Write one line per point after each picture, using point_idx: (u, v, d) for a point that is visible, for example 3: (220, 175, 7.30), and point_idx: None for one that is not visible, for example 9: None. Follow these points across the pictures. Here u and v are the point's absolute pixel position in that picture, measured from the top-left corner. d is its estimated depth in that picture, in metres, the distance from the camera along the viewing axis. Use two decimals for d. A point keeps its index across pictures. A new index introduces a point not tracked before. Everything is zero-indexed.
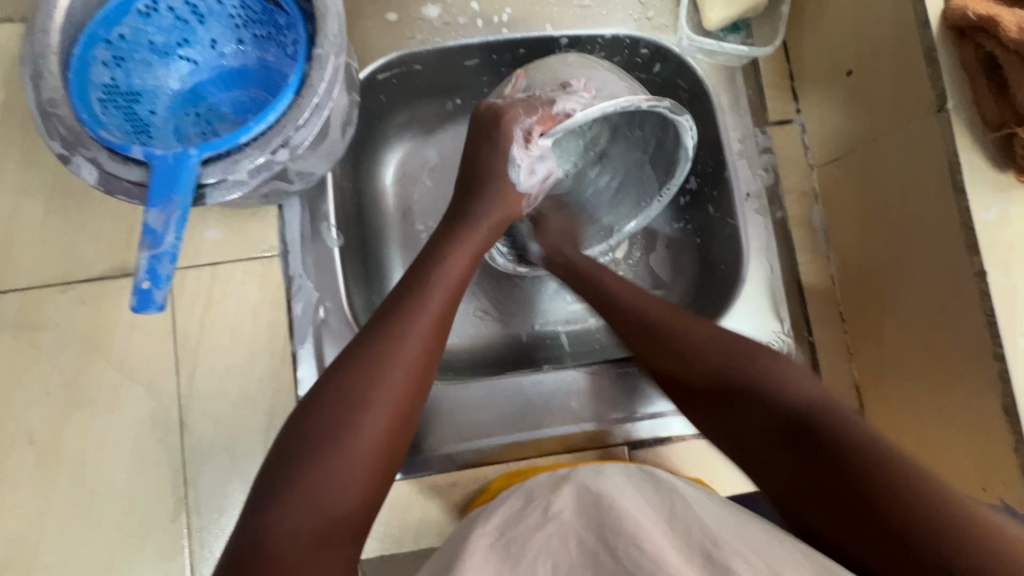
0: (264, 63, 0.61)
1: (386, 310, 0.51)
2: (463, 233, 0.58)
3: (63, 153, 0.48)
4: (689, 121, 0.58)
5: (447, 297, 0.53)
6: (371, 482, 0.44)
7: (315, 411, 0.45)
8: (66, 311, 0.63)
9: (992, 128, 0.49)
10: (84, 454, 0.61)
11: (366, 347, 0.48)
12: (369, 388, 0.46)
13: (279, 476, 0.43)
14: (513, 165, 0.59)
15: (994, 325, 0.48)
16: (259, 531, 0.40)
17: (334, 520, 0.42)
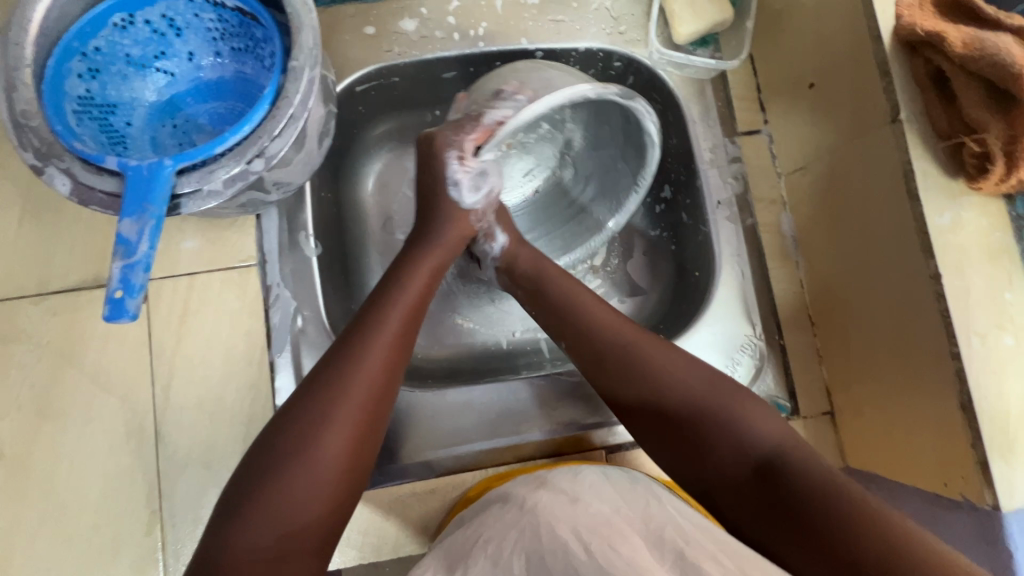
0: (242, 76, 0.63)
1: (348, 329, 0.51)
2: (424, 248, 0.59)
3: (36, 164, 0.48)
4: (655, 121, 0.59)
5: (408, 314, 0.54)
6: (331, 500, 0.44)
7: (275, 434, 0.45)
8: (38, 322, 0.62)
9: (942, 137, 0.52)
10: (56, 467, 0.60)
11: (328, 367, 0.48)
12: (329, 408, 0.46)
13: (241, 495, 0.43)
14: (453, 184, 0.60)
15: (950, 325, 0.50)
16: (218, 558, 0.41)
17: (295, 541, 0.42)
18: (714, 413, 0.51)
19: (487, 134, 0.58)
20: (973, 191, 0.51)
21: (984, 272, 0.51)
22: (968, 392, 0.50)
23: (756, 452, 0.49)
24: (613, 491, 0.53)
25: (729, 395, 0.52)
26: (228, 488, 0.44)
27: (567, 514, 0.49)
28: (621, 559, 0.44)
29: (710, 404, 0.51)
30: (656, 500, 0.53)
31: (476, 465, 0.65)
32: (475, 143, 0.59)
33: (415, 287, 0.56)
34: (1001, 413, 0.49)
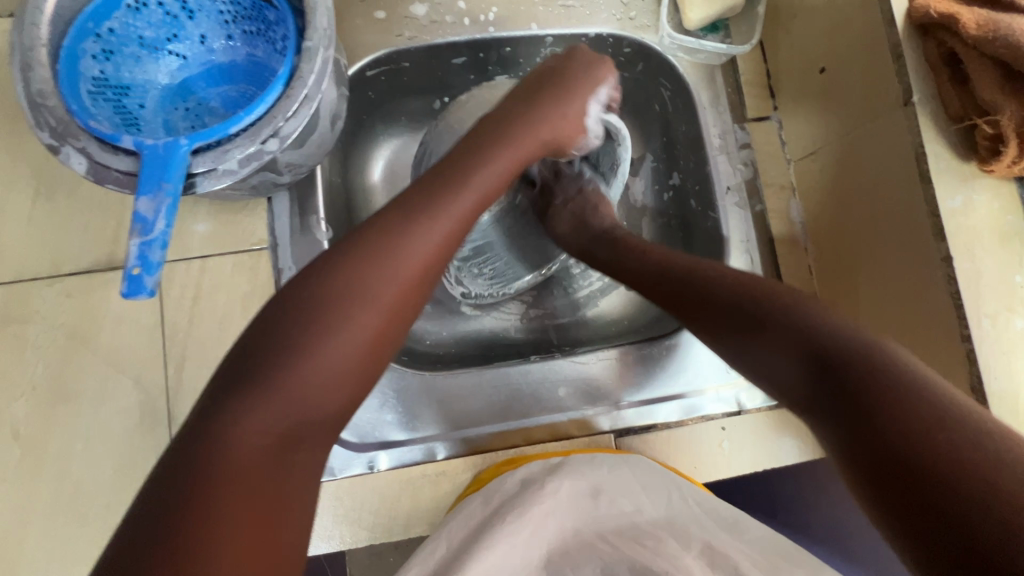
0: (253, 59, 0.62)
1: (402, 198, 0.50)
2: (493, 143, 0.56)
3: (52, 143, 0.49)
4: (627, 148, 0.65)
5: (473, 206, 0.52)
6: (347, 392, 0.45)
7: (309, 288, 0.45)
8: (51, 304, 0.63)
9: (955, 120, 0.52)
10: (70, 447, 0.61)
11: (368, 253, 0.46)
12: (369, 287, 0.46)
13: (268, 356, 0.43)
14: (589, 116, 0.63)
15: (960, 307, 0.51)
16: (223, 424, 0.40)
17: (306, 422, 0.43)
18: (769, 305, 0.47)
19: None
20: (985, 175, 0.52)
21: (996, 255, 0.51)
22: (979, 374, 0.50)
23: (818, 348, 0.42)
24: (634, 475, 0.56)
25: (789, 289, 0.48)
26: (257, 341, 0.44)
27: (593, 515, 0.56)
28: (648, 549, 0.54)
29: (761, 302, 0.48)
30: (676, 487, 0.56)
31: (485, 449, 0.65)
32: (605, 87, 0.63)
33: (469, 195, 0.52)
34: (1011, 394, 0.49)
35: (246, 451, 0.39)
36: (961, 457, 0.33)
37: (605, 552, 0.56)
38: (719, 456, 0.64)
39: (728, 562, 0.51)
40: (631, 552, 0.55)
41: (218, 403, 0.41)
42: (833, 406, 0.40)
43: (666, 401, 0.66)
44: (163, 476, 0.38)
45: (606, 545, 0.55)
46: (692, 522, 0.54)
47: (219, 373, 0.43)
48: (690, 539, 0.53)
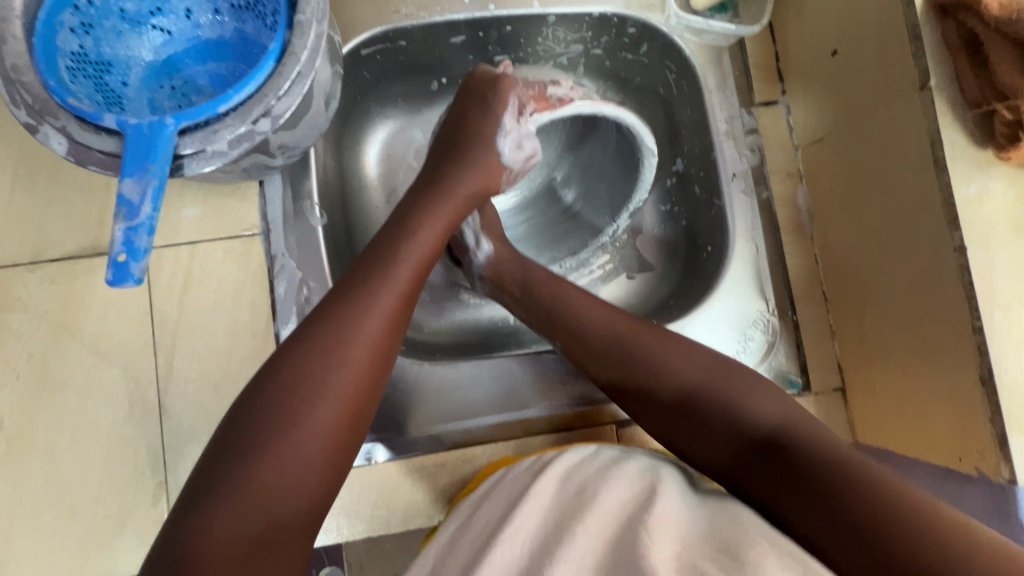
0: (243, 35, 0.59)
1: (346, 282, 0.49)
2: (436, 208, 0.56)
3: (30, 122, 0.46)
4: (655, 157, 0.68)
5: (413, 276, 0.51)
6: (319, 483, 0.43)
7: (257, 392, 0.43)
8: (33, 292, 0.60)
9: (972, 106, 0.50)
10: (57, 438, 0.59)
11: (316, 337, 0.45)
12: (324, 375, 0.44)
13: (221, 465, 0.40)
14: (503, 135, 0.62)
15: (972, 298, 0.50)
16: (188, 541, 0.38)
17: (278, 525, 0.40)
18: (724, 397, 0.52)
19: (547, 104, 0.64)
20: (1002, 162, 0.50)
21: (1011, 246, 0.50)
22: (990, 366, 0.49)
23: (753, 433, 0.49)
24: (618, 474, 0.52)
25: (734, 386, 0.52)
26: (209, 450, 0.42)
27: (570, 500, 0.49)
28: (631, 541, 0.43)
29: (716, 395, 0.52)
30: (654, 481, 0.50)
31: (486, 440, 0.64)
32: (530, 103, 0.64)
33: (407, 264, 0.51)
34: (1020, 387, 0.49)
35: (216, 568, 0.37)
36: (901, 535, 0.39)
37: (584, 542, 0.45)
38: None
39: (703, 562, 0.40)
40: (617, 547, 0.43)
41: (185, 516, 0.39)
42: (778, 473, 0.47)
43: None
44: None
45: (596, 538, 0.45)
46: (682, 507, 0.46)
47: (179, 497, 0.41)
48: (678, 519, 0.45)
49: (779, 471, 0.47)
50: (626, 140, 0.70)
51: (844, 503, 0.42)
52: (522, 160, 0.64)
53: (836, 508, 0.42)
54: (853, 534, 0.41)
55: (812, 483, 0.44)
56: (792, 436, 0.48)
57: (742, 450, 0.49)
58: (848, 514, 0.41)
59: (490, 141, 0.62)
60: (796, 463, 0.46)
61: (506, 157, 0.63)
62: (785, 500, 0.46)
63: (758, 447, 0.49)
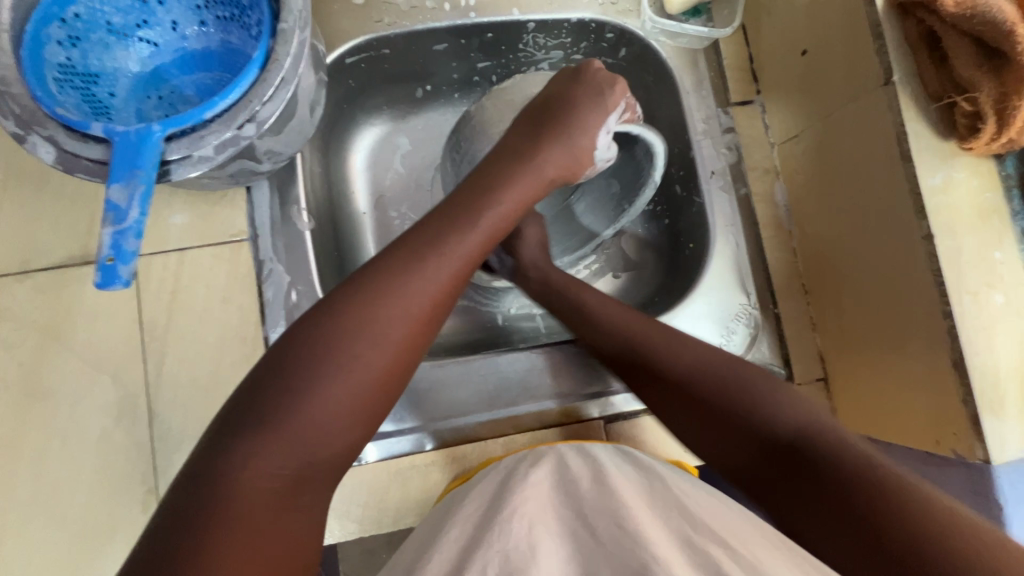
0: (228, 46, 0.61)
1: (412, 237, 0.50)
2: (515, 176, 0.57)
3: (18, 132, 0.47)
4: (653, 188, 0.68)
5: (483, 242, 0.53)
6: (359, 426, 0.45)
7: (316, 326, 0.45)
8: (22, 301, 0.61)
9: (934, 99, 0.52)
10: (46, 447, 0.59)
11: (378, 286, 0.47)
12: (381, 324, 0.46)
13: (275, 390, 0.43)
14: (605, 130, 0.63)
15: (942, 285, 0.51)
16: (232, 464, 0.40)
17: (316, 461, 0.43)
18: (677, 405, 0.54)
19: (634, 118, 0.66)
20: (963, 153, 0.52)
21: (975, 233, 0.52)
22: (961, 349, 0.50)
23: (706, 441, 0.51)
24: (621, 468, 0.54)
25: (749, 372, 0.52)
26: (260, 375, 0.44)
27: (575, 499, 0.49)
28: (629, 537, 0.44)
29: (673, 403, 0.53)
30: (660, 481, 0.52)
31: (475, 439, 0.65)
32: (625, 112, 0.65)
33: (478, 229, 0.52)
34: (990, 369, 0.50)
35: (254, 494, 0.40)
36: (901, 516, 0.37)
37: (583, 543, 0.45)
38: None
39: (710, 554, 0.41)
40: (615, 546, 0.44)
41: (233, 437, 0.41)
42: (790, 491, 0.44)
43: None
44: (158, 533, 0.37)
45: (587, 531, 0.46)
46: (672, 511, 0.47)
47: (226, 411, 0.43)
48: (670, 524, 0.45)
49: (789, 473, 0.45)
50: (626, 165, 0.70)
51: (849, 494, 0.40)
52: (605, 160, 0.65)
53: (820, 474, 0.43)
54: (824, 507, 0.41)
55: (813, 461, 0.44)
56: (815, 445, 0.45)
57: (755, 449, 0.48)
58: (841, 480, 0.41)
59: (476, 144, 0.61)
60: (813, 469, 0.44)
61: (598, 152, 0.64)
62: (798, 520, 0.43)
63: (767, 450, 0.47)
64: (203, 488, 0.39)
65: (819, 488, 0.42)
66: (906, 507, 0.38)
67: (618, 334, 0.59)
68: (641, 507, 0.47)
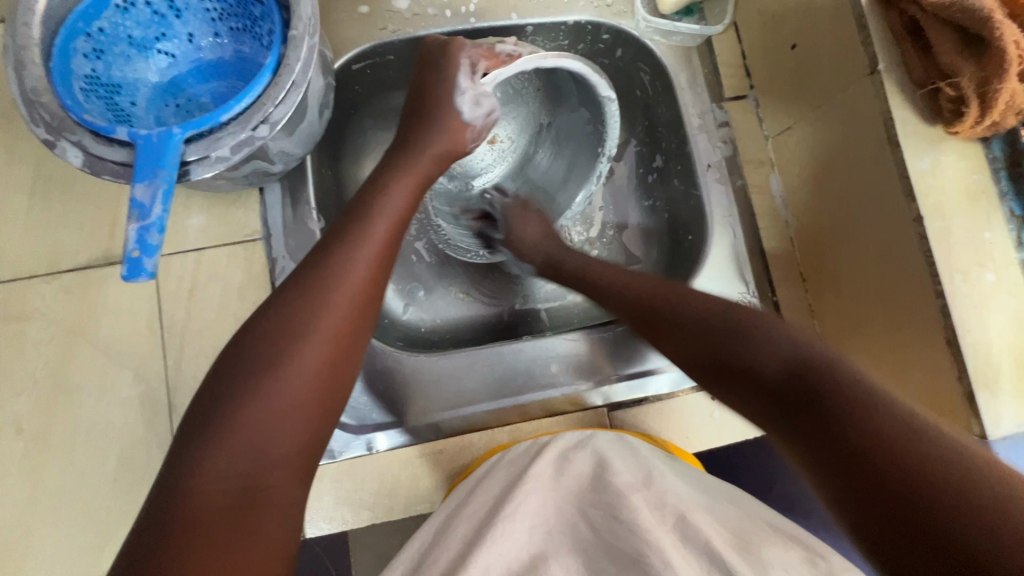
0: (241, 55, 0.64)
1: (328, 238, 0.52)
2: (417, 173, 0.60)
3: (49, 138, 0.50)
4: (613, 101, 0.64)
5: (391, 230, 0.54)
6: (306, 423, 0.45)
7: (245, 339, 0.46)
8: (50, 301, 0.64)
9: (919, 86, 0.54)
10: (72, 440, 0.62)
11: (303, 285, 0.48)
12: (306, 324, 0.47)
13: (217, 401, 0.44)
14: (461, 95, 0.63)
15: (932, 265, 0.53)
16: (181, 481, 0.41)
17: (265, 463, 0.43)
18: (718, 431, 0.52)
19: (497, 62, 0.62)
20: (951, 137, 0.54)
21: (964, 213, 0.53)
22: (953, 327, 0.52)
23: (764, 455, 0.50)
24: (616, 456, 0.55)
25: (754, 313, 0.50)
26: (202, 390, 0.45)
27: (572, 492, 0.52)
28: (625, 527, 0.46)
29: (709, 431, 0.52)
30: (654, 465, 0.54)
31: (482, 427, 0.67)
32: (482, 63, 0.62)
33: (383, 222, 0.54)
34: (983, 346, 0.51)
35: (208, 508, 0.40)
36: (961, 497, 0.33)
37: (584, 536, 0.49)
38: (710, 424, 0.66)
39: (700, 533, 0.45)
40: (612, 535, 0.47)
41: (179, 457, 0.42)
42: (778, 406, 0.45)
43: (658, 373, 0.68)
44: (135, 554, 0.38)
45: (587, 525, 0.49)
46: (665, 494, 0.49)
47: (176, 437, 0.44)
48: (662, 507, 0.48)
49: (799, 409, 0.42)
50: (585, 87, 0.66)
51: (854, 415, 0.39)
52: (484, 117, 0.65)
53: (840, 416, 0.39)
54: (832, 441, 0.39)
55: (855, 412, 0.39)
56: (822, 374, 0.42)
57: (778, 370, 0.44)
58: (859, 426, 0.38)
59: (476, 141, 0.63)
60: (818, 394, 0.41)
61: (467, 113, 0.64)
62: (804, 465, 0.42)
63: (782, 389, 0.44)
64: (165, 499, 0.40)
65: (827, 437, 0.39)
66: (948, 463, 0.34)
67: (622, 293, 0.61)
68: (636, 493, 0.49)
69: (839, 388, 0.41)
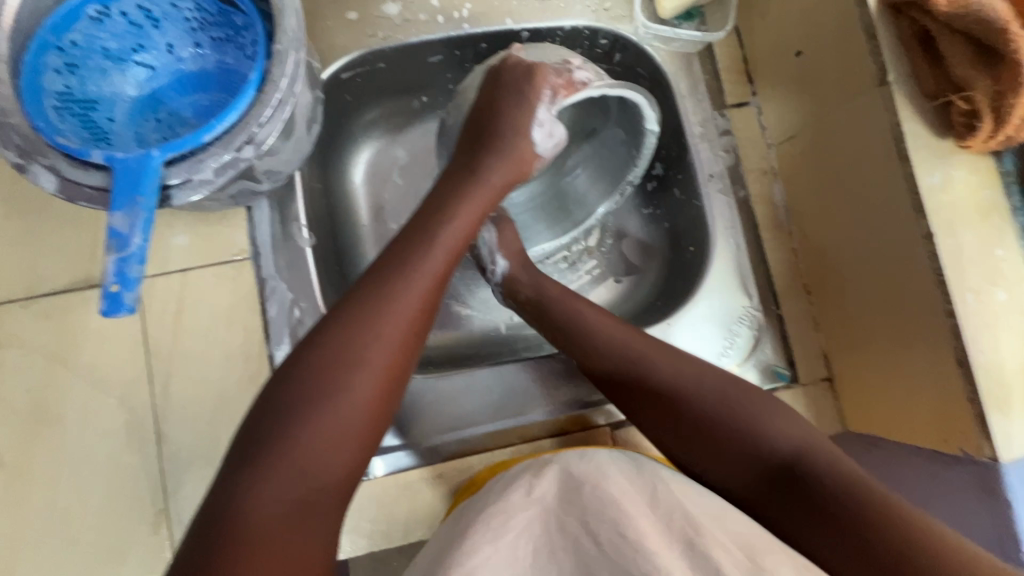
0: (224, 66, 0.61)
1: (384, 262, 0.51)
2: (474, 192, 0.58)
3: (19, 161, 0.47)
4: (655, 136, 0.66)
5: (448, 258, 0.53)
6: (357, 450, 0.45)
7: (302, 360, 0.46)
8: (29, 326, 0.61)
9: (930, 98, 0.52)
10: (56, 472, 0.59)
11: (359, 311, 0.48)
12: (363, 349, 0.46)
13: (268, 428, 0.43)
14: (536, 125, 0.62)
15: (944, 284, 0.51)
16: (239, 498, 0.41)
17: (319, 488, 0.43)
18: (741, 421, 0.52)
19: (574, 92, 0.61)
20: (962, 151, 0.52)
21: (975, 230, 0.52)
22: (965, 347, 0.50)
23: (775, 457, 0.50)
24: (622, 470, 0.51)
25: None
26: (252, 415, 0.45)
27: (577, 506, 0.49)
28: (630, 546, 0.46)
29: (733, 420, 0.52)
30: (659, 480, 0.50)
31: (482, 449, 0.65)
32: (559, 91, 0.62)
33: (441, 249, 0.53)
34: (995, 366, 0.50)
35: (263, 527, 0.40)
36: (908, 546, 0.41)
37: (587, 552, 0.48)
38: None
39: (710, 562, 0.44)
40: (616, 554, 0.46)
41: (234, 476, 0.42)
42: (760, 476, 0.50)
43: None
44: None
45: (592, 543, 0.47)
46: (675, 513, 0.47)
47: (231, 452, 0.44)
48: (670, 529, 0.46)
49: (775, 500, 0.49)
50: (631, 116, 0.67)
51: (831, 500, 0.46)
52: (553, 147, 0.65)
53: (811, 491, 0.47)
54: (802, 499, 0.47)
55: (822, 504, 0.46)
56: (816, 458, 0.49)
57: (758, 476, 0.50)
58: (818, 480, 0.47)
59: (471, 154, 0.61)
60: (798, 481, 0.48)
61: (540, 145, 0.63)
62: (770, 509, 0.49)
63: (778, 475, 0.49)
64: (213, 524, 0.40)
65: (800, 497, 0.47)
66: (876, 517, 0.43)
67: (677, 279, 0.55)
68: (641, 513, 0.47)
69: (854, 489, 0.46)
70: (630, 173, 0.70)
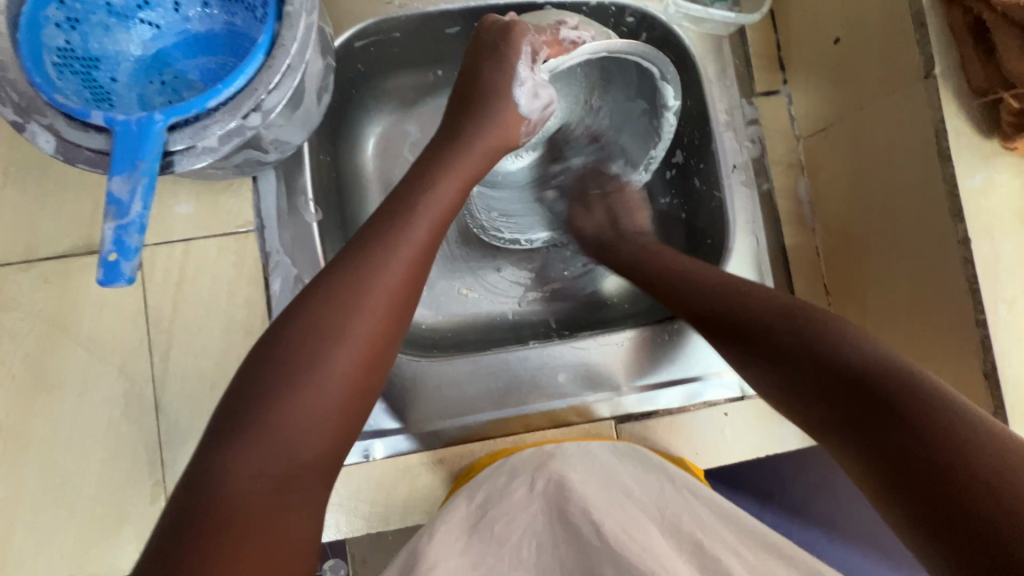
0: (233, 28, 0.58)
1: (365, 236, 0.49)
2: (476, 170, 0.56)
3: (17, 120, 0.45)
4: (673, 112, 0.64)
5: (430, 229, 0.51)
6: (334, 428, 0.44)
7: (280, 335, 0.44)
8: (27, 291, 0.60)
9: (979, 94, 0.49)
10: (54, 439, 0.59)
11: (338, 286, 0.46)
12: (343, 325, 0.45)
13: (244, 406, 0.42)
14: (518, 86, 0.59)
15: (977, 291, 0.49)
16: (217, 475, 0.40)
17: (297, 464, 0.42)
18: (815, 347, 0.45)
19: (560, 50, 0.59)
20: (1008, 152, 0.49)
21: (1015, 238, 0.49)
22: (993, 359, 0.48)
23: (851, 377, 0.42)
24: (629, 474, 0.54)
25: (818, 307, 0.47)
26: (231, 390, 0.44)
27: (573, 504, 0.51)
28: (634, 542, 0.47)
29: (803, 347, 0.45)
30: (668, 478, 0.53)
31: (485, 436, 0.64)
32: (545, 48, 0.59)
33: (423, 221, 0.50)
34: None
35: (239, 501, 0.39)
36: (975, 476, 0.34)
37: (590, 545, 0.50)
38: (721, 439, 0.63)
39: (720, 564, 0.45)
40: (618, 550, 0.47)
41: (212, 454, 0.41)
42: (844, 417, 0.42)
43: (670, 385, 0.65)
44: (163, 555, 0.38)
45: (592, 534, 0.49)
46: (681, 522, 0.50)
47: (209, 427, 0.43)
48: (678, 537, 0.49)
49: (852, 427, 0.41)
50: (648, 87, 0.65)
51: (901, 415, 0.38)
52: (540, 110, 0.61)
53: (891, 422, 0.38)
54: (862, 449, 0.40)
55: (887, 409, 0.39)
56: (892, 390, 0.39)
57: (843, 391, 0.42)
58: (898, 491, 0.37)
59: (488, 132, 0.58)
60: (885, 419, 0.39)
61: (523, 108, 0.60)
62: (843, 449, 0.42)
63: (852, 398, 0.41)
64: (191, 498, 0.39)
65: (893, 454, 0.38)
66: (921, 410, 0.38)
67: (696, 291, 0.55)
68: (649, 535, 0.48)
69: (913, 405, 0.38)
70: (652, 149, 0.69)
